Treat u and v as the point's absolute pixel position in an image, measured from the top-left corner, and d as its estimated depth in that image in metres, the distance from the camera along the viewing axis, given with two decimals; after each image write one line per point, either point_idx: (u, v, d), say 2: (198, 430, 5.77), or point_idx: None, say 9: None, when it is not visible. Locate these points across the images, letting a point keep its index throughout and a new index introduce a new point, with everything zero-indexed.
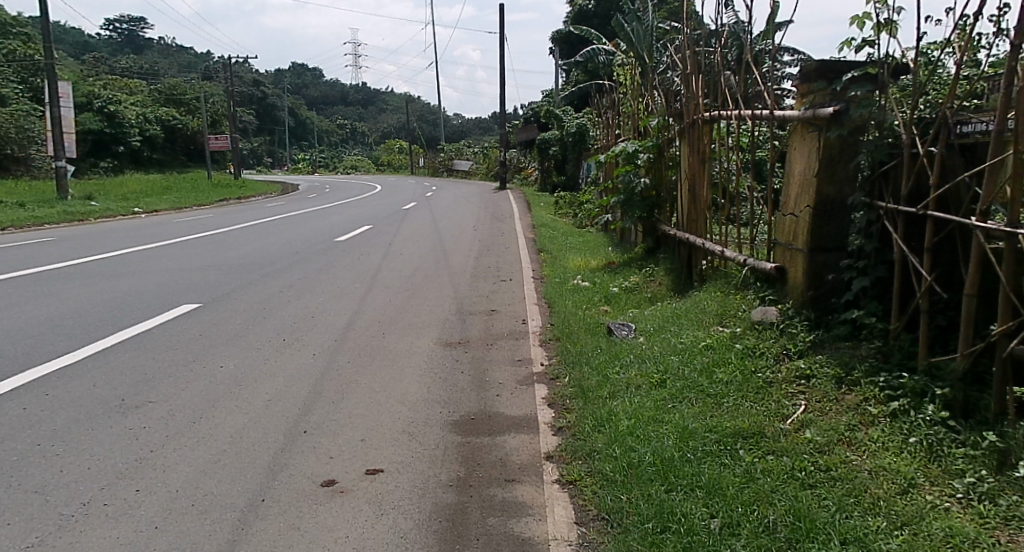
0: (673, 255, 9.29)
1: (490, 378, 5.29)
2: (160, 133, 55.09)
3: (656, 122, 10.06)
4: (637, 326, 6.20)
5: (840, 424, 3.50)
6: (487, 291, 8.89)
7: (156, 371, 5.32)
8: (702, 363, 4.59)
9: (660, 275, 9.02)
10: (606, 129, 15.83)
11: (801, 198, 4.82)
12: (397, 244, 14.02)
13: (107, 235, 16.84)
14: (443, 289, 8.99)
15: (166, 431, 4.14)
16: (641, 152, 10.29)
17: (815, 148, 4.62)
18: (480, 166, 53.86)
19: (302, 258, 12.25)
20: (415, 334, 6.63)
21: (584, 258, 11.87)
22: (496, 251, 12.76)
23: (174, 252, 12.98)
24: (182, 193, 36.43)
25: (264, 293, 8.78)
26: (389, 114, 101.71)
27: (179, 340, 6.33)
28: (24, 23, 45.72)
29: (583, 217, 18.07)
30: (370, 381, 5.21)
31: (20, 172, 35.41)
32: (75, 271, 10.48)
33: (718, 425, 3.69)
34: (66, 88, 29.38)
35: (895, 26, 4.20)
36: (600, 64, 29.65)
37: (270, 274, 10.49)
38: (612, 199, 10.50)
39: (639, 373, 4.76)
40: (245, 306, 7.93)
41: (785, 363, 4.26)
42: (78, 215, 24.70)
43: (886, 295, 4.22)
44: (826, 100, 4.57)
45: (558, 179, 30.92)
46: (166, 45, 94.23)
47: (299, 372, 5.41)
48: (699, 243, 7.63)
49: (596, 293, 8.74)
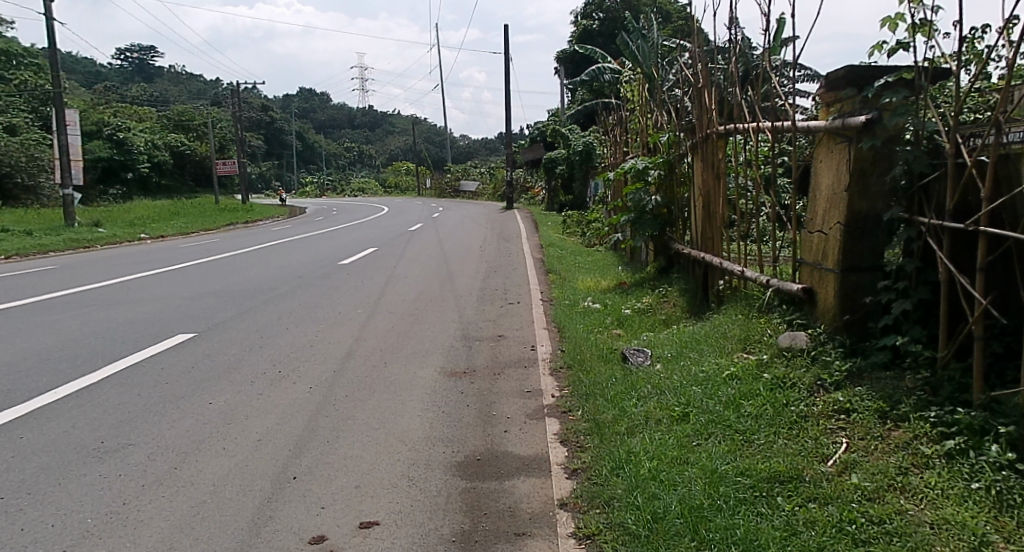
0: (687, 274, 8.93)
1: (497, 412, 4.93)
2: (169, 160, 55.29)
3: (666, 138, 9.74)
4: (653, 352, 5.85)
5: (889, 467, 3.12)
6: (494, 315, 8.54)
7: (140, 409, 4.98)
8: (727, 395, 4.23)
9: (674, 296, 8.67)
10: (614, 146, 15.53)
11: (832, 214, 4.48)
12: (403, 267, 13.74)
13: (110, 262, 16.59)
14: (449, 313, 8.66)
15: (144, 479, 3.80)
16: (651, 168, 9.96)
17: (846, 159, 4.28)
18: (487, 186, 53.71)
19: (305, 283, 11.95)
20: (418, 364, 6.28)
21: (594, 278, 11.53)
22: (503, 273, 12.41)
23: (176, 278, 12.70)
24: (190, 218, 36.33)
25: (263, 321, 8.45)
26: (396, 136, 101.99)
27: (169, 374, 6.00)
28: (37, 55, 46.12)
29: (592, 235, 17.76)
30: (369, 417, 4.85)
31: (31, 202, 35.50)
32: (72, 300, 10.20)
33: (751, 467, 3.32)
34: (75, 116, 29.47)
35: (933, 27, 3.86)
36: (606, 83, 29.47)
37: (271, 300, 10.17)
38: (622, 218, 10.16)
39: (658, 405, 4.39)
40: (243, 336, 7.62)
41: (820, 395, 3.89)
42: (85, 242, 24.54)
43: (930, 318, 3.86)
44: (856, 108, 4.22)
45: (566, 198, 30.64)
46: (176, 73, 95.12)
47: (294, 408, 5.06)
48: (716, 263, 7.28)
49: (607, 316, 8.38)
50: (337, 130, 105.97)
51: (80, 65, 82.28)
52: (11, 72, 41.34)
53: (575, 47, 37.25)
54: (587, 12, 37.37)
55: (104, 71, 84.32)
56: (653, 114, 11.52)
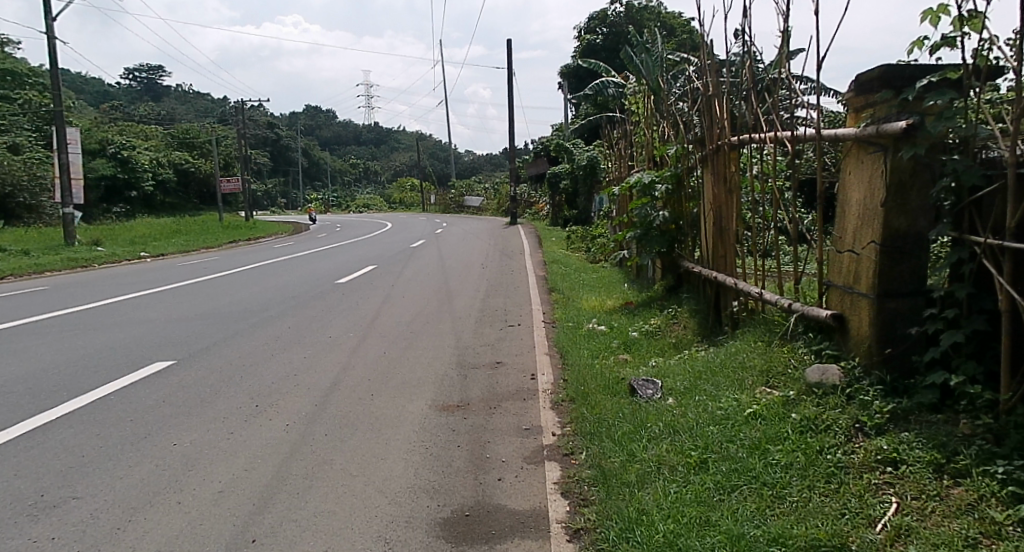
0: (697, 294, 8.43)
1: (492, 454, 4.43)
2: (173, 177, 55.08)
3: (674, 150, 9.27)
4: (664, 383, 5.34)
5: (952, 536, 2.63)
6: (492, 339, 8.05)
7: (95, 453, 4.50)
8: (750, 439, 3.72)
9: (684, 317, 8.17)
10: (620, 159, 15.07)
11: (865, 233, 3.99)
12: (401, 286, 13.25)
13: (103, 282, 16.16)
14: (445, 337, 8.17)
15: (81, 543, 3.32)
16: (658, 182, 9.48)
17: (882, 171, 3.81)
18: (491, 202, 53.34)
19: (297, 304, 11.46)
20: (408, 396, 5.78)
21: (599, 297, 11.04)
22: (505, 292, 11.93)
23: (165, 299, 12.22)
24: (193, 236, 36.00)
25: (248, 347, 7.98)
26: (400, 153, 101.90)
27: (137, 408, 5.51)
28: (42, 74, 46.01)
29: (597, 251, 17.28)
30: (348, 460, 4.36)
31: (33, 221, 35.18)
32: (52, 324, 9.73)
33: (785, 532, 2.81)
34: (76, 134, 29.16)
35: (983, 20, 3.39)
36: (611, 97, 29.09)
37: (259, 323, 9.69)
38: (628, 234, 9.67)
39: (672, 449, 3.89)
40: (224, 363, 7.14)
41: (859, 441, 3.38)
42: (83, 260, 24.17)
43: (985, 352, 3.39)
44: (894, 113, 3.75)
45: (570, 213, 30.20)
46: (183, 92, 95.32)
47: (267, 450, 4.56)
48: (729, 283, 6.78)
49: (614, 339, 7.88)
50: (342, 146, 105.95)
51: (87, 85, 82.53)
52: (17, 92, 41.31)
53: (578, 62, 36.96)
54: (591, 26, 37.11)
55: (111, 90, 84.56)
56: (659, 126, 11.05)
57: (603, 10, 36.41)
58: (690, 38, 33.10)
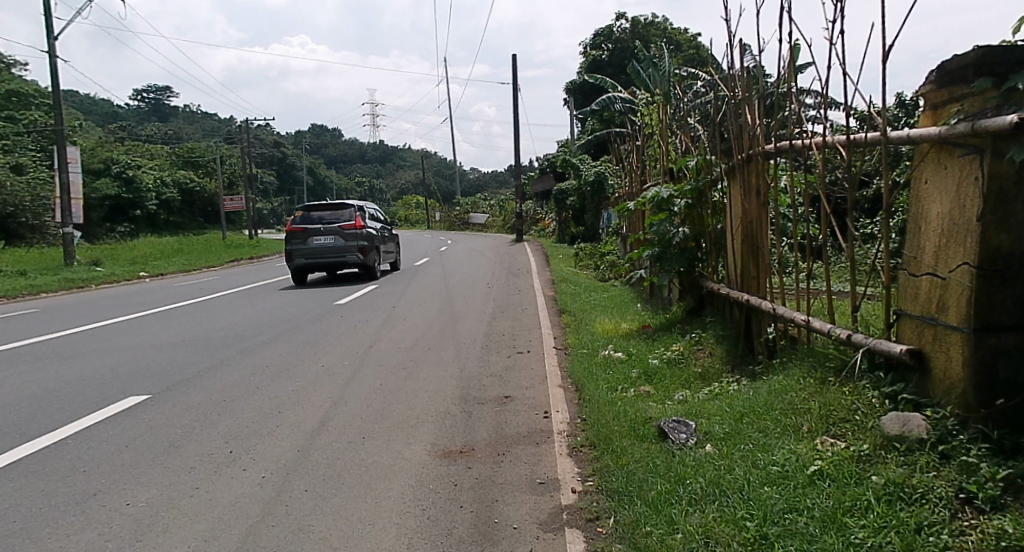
0: (723, 317, 7.73)
1: (501, 517, 3.74)
2: (177, 197, 54.76)
3: (694, 163, 8.61)
4: (698, 425, 4.63)
5: None
6: (500, 369, 7.35)
7: (30, 518, 3.81)
8: (822, 507, 3.01)
9: (709, 343, 7.47)
10: (631, 174, 14.44)
11: (955, 252, 3.32)
12: (402, 308, 12.57)
13: (92, 304, 15.47)
14: (447, 366, 7.47)
15: None
16: (677, 197, 8.80)
17: (981, 178, 3.18)
18: (496, 219, 52.93)
19: (291, 328, 10.75)
20: (404, 439, 5.08)
21: (613, 319, 10.35)
22: (512, 314, 11.26)
23: (152, 324, 11.52)
24: (195, 255, 35.48)
25: (234, 377, 7.29)
26: (405, 171, 101.77)
27: (92, 455, 4.82)
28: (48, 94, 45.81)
29: (606, 269, 16.64)
30: (334, 523, 3.69)
31: (36, 241, 34.77)
32: (25, 352, 9.04)
33: None
34: (76, 154, 28.68)
35: None
36: (618, 112, 28.61)
37: (248, 350, 8.99)
38: (644, 253, 8.98)
39: (722, 518, 3.17)
40: (204, 397, 6.46)
41: (969, 519, 2.72)
42: (80, 281, 23.59)
43: None
44: (994, 108, 3.11)
45: (577, 230, 29.65)
46: (191, 112, 95.59)
47: (234, 511, 3.87)
48: (763, 307, 6.08)
49: (632, 368, 7.19)
50: (347, 164, 106.01)
51: (94, 105, 82.60)
52: (22, 112, 41.16)
53: (584, 78, 36.57)
54: (597, 42, 36.76)
55: (118, 110, 84.63)
56: (676, 137, 10.40)
57: (609, 26, 36.02)
58: (697, 54, 32.62)
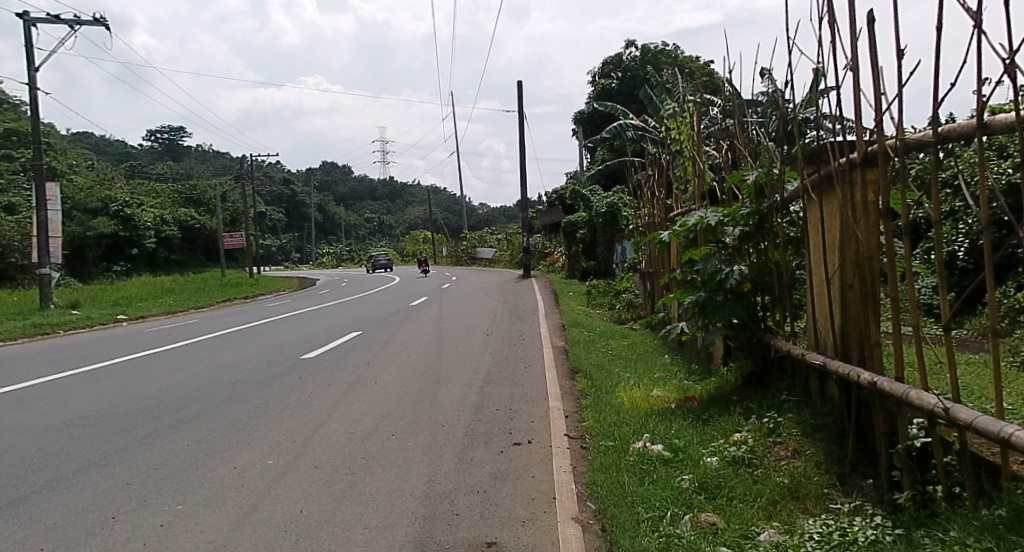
0: (811, 394, 5.36)
1: None
2: (176, 234, 52.90)
3: (749, 177, 6.41)
4: None
5: None
6: (484, 477, 5.02)
7: None
8: None
9: (790, 433, 5.10)
10: (649, 202, 12.32)
11: None
12: (378, 364, 10.27)
13: (28, 357, 13.19)
14: (413, 472, 5.15)
15: None
16: (727, 223, 6.51)
17: None
18: (504, 253, 50.85)
19: (228, 397, 8.43)
20: None
21: (638, 382, 7.97)
22: (510, 375, 8.97)
23: (63, 389, 9.21)
24: (190, 296, 33.28)
25: (98, 490, 5.00)
26: (413, 206, 100.15)
27: None
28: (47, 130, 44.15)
29: (622, 311, 14.38)
30: None
31: (25, 282, 32.58)
32: None
33: None
34: (56, 191, 26.62)
35: None
36: (628, 141, 26.57)
37: (153, 434, 6.66)
38: (685, 298, 6.62)
39: None
40: (20, 539, 4.15)
41: None
42: (49, 327, 21.34)
43: None
44: None
45: (588, 265, 27.47)
46: (202, 150, 94.68)
47: None
48: (900, 396, 3.74)
49: (682, 475, 4.84)
50: (356, 200, 104.52)
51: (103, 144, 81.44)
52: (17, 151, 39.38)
53: (593, 107, 34.69)
54: (604, 72, 35.00)
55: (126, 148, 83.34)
56: (721, 149, 8.21)
57: (618, 54, 34.23)
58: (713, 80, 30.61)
